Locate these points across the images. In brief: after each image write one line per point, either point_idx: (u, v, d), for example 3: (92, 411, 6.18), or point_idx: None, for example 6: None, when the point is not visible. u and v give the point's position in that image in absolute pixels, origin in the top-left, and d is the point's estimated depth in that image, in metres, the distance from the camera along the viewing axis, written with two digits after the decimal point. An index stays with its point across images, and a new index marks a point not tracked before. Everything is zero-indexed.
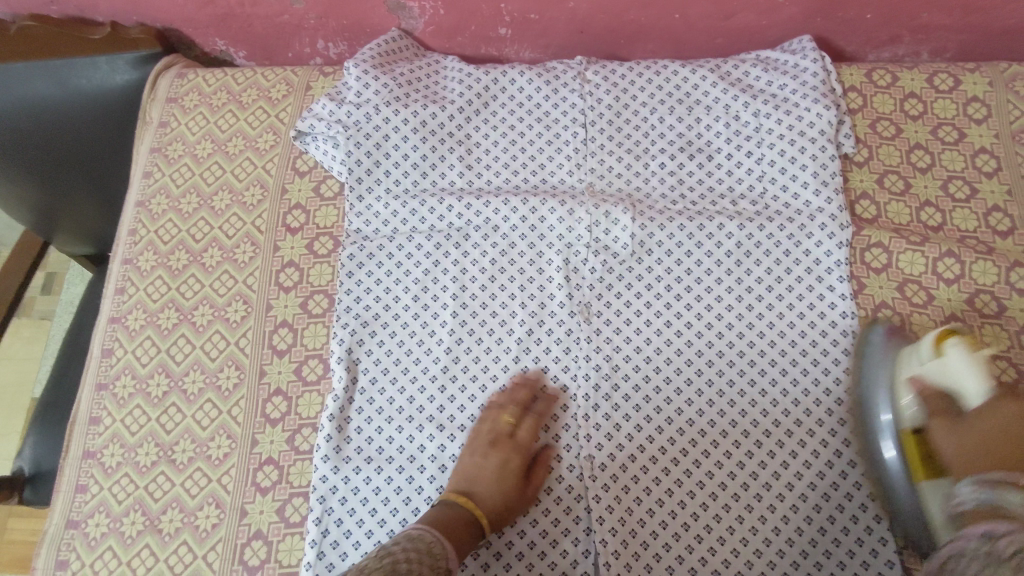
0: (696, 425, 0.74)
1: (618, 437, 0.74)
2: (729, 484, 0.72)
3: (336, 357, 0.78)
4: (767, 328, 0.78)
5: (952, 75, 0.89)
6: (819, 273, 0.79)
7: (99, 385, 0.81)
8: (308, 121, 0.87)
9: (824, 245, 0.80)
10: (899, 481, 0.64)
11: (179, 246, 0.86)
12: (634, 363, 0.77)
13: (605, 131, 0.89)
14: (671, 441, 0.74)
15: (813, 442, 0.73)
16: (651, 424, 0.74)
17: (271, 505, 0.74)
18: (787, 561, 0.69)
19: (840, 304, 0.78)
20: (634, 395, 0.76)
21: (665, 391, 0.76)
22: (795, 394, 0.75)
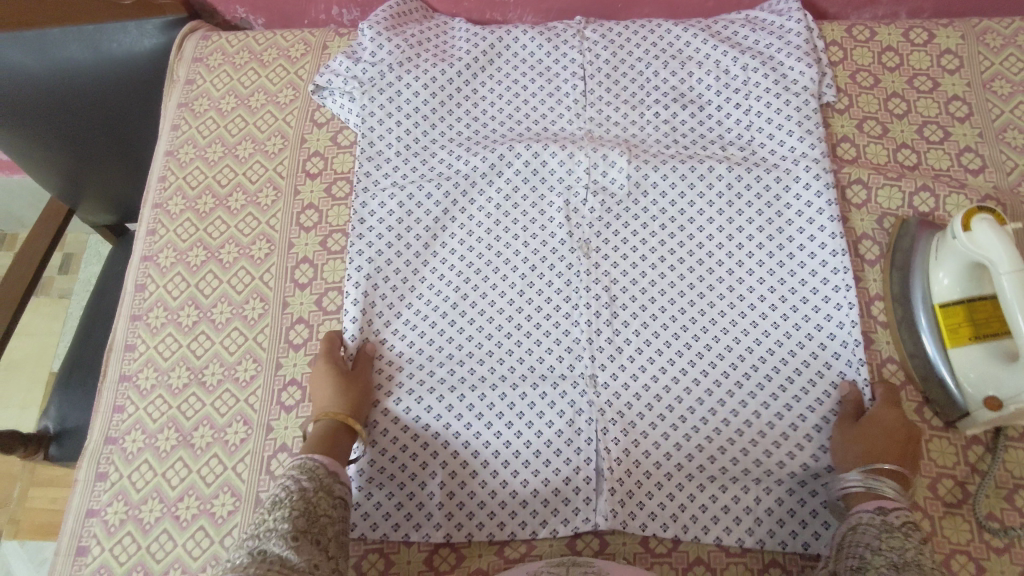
0: (691, 353, 0.80)
1: (618, 363, 0.80)
2: (719, 405, 0.78)
3: (351, 301, 0.84)
4: (754, 263, 0.83)
5: (926, 30, 0.95)
6: (811, 213, 0.84)
7: (133, 316, 0.87)
8: (325, 77, 0.93)
9: (811, 186, 0.85)
10: (935, 352, 0.76)
11: (205, 192, 0.92)
12: (631, 296, 0.83)
13: (603, 86, 0.95)
14: (666, 367, 0.79)
15: (801, 366, 0.79)
16: (648, 351, 0.80)
17: (296, 421, 0.80)
18: (775, 471, 0.75)
19: (830, 241, 0.82)
20: (632, 324, 0.81)
21: (661, 317, 0.82)
22: (785, 324, 0.80)
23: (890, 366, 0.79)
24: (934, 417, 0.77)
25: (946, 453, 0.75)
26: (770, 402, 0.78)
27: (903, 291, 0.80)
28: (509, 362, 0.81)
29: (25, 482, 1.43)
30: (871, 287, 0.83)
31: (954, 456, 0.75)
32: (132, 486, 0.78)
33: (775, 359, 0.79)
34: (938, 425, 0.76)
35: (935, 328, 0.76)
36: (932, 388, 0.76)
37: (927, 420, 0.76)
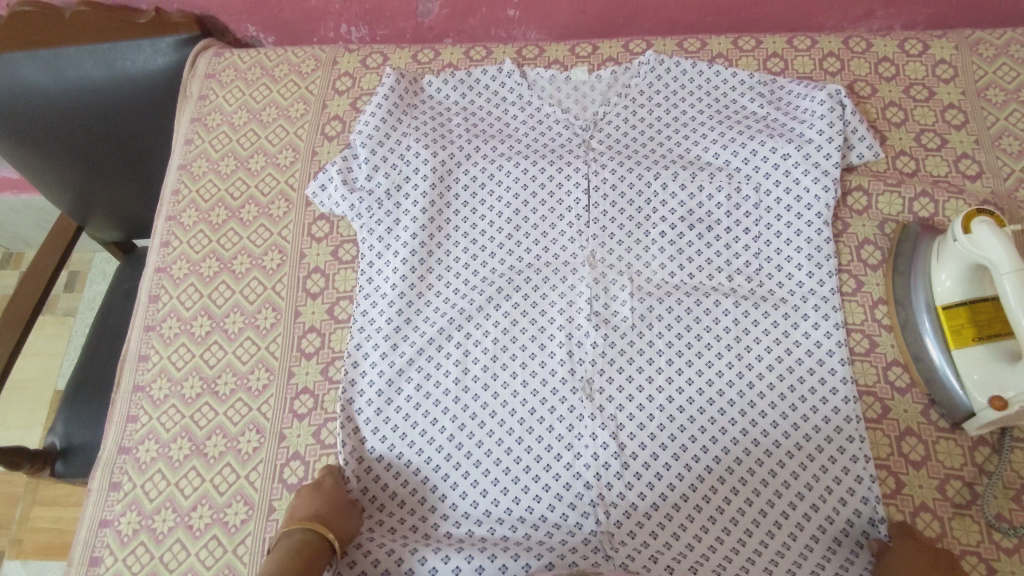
0: (707, 413, 0.78)
1: (631, 425, 0.78)
2: (739, 467, 0.75)
3: (342, 434, 0.79)
4: (764, 317, 0.81)
5: (922, 41, 0.98)
6: (815, 259, 0.82)
7: (147, 327, 0.88)
8: (321, 194, 0.90)
9: (812, 228, 0.83)
10: (940, 358, 0.76)
11: (218, 204, 0.94)
12: (641, 354, 0.81)
13: (616, 161, 0.91)
14: (682, 429, 0.77)
15: (817, 418, 0.76)
16: (661, 412, 0.78)
17: (308, 430, 0.81)
18: (804, 530, 0.72)
19: (825, 281, 0.81)
20: (639, 377, 0.79)
21: (668, 390, 0.79)
22: (799, 372, 0.78)
23: (895, 370, 0.80)
24: (941, 418, 0.77)
25: (954, 454, 0.75)
26: (787, 455, 0.75)
27: (905, 301, 0.81)
28: (517, 428, 0.79)
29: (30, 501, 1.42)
30: (874, 292, 0.84)
31: (961, 457, 0.75)
32: (145, 496, 0.79)
33: (791, 412, 0.77)
34: (945, 427, 0.77)
35: (938, 330, 0.77)
36: (939, 394, 0.77)
37: (934, 423, 0.77)
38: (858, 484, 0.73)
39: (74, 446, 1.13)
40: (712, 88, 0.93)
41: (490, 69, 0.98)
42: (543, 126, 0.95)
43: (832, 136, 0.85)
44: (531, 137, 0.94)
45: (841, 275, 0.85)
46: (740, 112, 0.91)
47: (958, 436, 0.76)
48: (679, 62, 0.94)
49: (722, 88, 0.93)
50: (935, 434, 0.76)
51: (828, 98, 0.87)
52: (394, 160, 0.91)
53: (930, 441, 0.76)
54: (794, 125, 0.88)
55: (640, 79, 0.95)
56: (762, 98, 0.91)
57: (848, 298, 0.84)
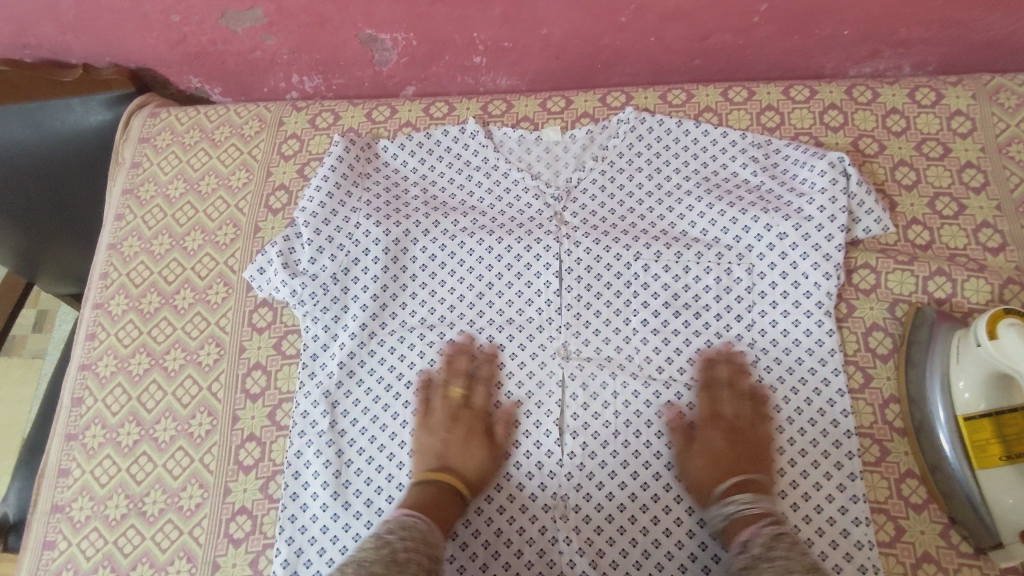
0: (698, 536, 0.69)
1: (613, 552, 0.69)
2: None
3: (281, 559, 0.70)
4: (764, 423, 0.72)
5: (934, 89, 0.87)
6: (815, 354, 0.74)
7: (68, 436, 0.78)
8: (257, 274, 0.80)
9: (813, 318, 0.75)
10: (962, 472, 0.66)
11: (150, 289, 0.85)
12: (623, 468, 0.72)
13: (591, 235, 0.81)
14: (670, 556, 0.68)
15: (822, 543, 0.67)
16: (646, 536, 0.69)
17: (245, 558, 0.71)
18: None
19: (825, 378, 0.73)
20: (623, 494, 0.71)
21: (653, 509, 0.70)
22: (801, 487, 0.69)
23: (909, 481, 0.70)
24: (962, 542, 0.67)
25: None
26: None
27: (919, 400, 0.71)
28: (482, 555, 0.70)
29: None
30: (884, 387, 0.74)
31: None
32: None
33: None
34: (968, 551, 0.67)
35: (959, 443, 0.66)
36: (961, 513, 0.66)
37: (956, 547, 0.67)
38: None
39: None
40: (698, 151, 0.85)
41: (451, 130, 0.88)
42: (510, 195, 0.85)
43: (834, 211, 0.77)
44: (498, 208, 0.84)
45: (846, 366, 0.75)
46: (730, 179, 0.83)
47: (984, 564, 0.66)
48: (663, 119, 0.86)
49: (708, 152, 0.85)
50: (957, 560, 0.66)
51: (829, 168, 0.79)
52: (341, 241, 0.81)
53: (951, 570, 0.66)
54: (791, 199, 0.80)
55: (619, 139, 0.86)
56: (755, 164, 0.83)
57: (854, 395, 0.74)
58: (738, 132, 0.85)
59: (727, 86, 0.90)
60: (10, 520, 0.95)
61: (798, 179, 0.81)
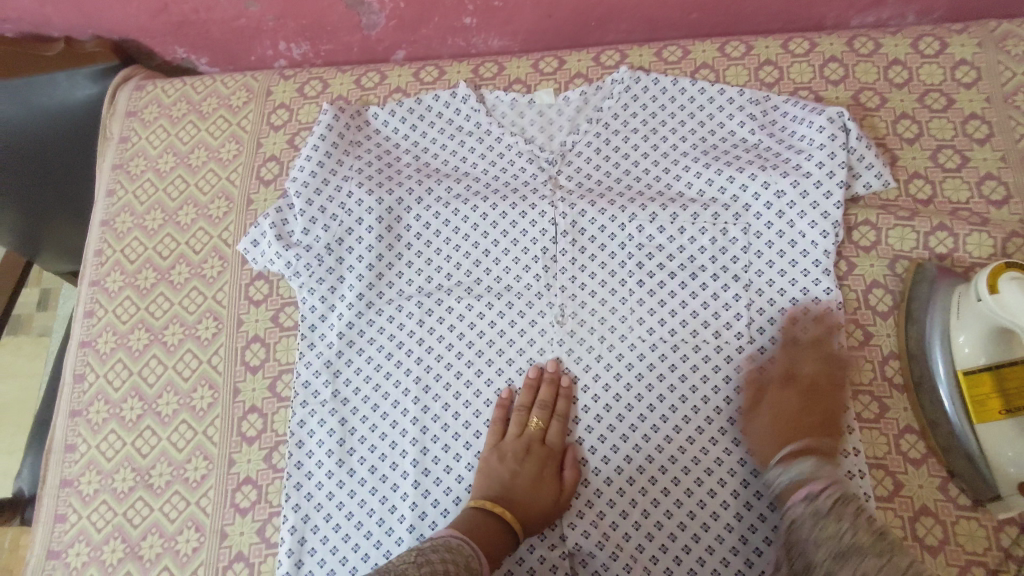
0: (695, 495, 0.69)
1: (612, 513, 0.70)
2: (733, 556, 0.67)
3: (288, 526, 0.71)
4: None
5: (938, 38, 0.84)
6: (813, 312, 0.74)
7: (73, 412, 0.79)
8: (250, 241, 0.80)
9: (809, 277, 0.74)
10: (960, 426, 0.66)
11: (146, 265, 0.84)
12: (614, 432, 0.72)
13: (586, 197, 0.80)
14: (669, 515, 0.69)
15: None
16: (646, 497, 0.70)
17: (252, 526, 0.73)
18: None
19: None
20: (618, 458, 0.71)
21: (651, 470, 0.70)
22: None
23: (907, 437, 0.70)
24: (961, 494, 0.67)
25: (976, 536, 0.66)
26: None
27: (919, 358, 0.70)
28: None
29: (11, 532, 1.30)
30: (884, 344, 0.74)
31: (984, 541, 0.66)
32: None
33: None
34: (965, 504, 0.67)
35: (958, 399, 0.66)
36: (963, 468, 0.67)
37: (953, 499, 0.67)
38: None
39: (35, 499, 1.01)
40: (696, 108, 0.83)
41: (443, 95, 0.86)
42: (504, 159, 0.83)
43: (833, 166, 0.76)
44: (491, 174, 0.83)
45: (846, 325, 0.75)
46: (728, 139, 0.81)
47: (981, 515, 0.67)
48: (658, 77, 0.84)
49: (706, 110, 0.83)
50: (955, 512, 0.67)
51: (828, 124, 0.77)
52: (334, 210, 0.81)
53: (949, 522, 0.67)
54: (790, 156, 0.78)
55: (614, 100, 0.84)
56: (753, 122, 0.81)
57: (854, 353, 0.74)
58: (736, 88, 0.83)
59: (725, 41, 0.87)
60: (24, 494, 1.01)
61: (797, 137, 0.79)
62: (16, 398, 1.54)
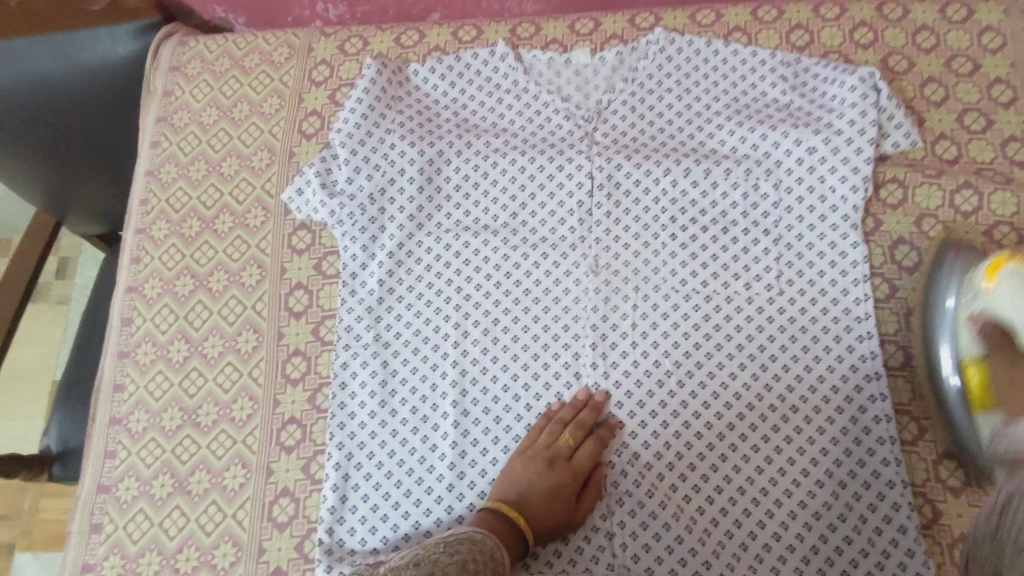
0: (727, 438, 0.72)
1: (647, 454, 0.72)
2: (763, 496, 0.70)
3: (333, 463, 0.74)
4: (798, 332, 0.75)
5: (965, 5, 0.87)
6: (843, 265, 0.76)
7: (121, 353, 0.82)
8: (294, 189, 0.83)
9: (838, 231, 0.77)
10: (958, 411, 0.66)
11: (190, 214, 0.87)
12: (650, 378, 0.74)
13: (622, 153, 0.82)
14: (701, 457, 0.72)
15: (847, 440, 0.70)
16: (679, 439, 0.72)
17: (297, 463, 0.75)
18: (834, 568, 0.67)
19: (854, 288, 0.75)
20: (652, 402, 0.74)
21: (685, 414, 0.73)
22: (826, 390, 0.72)
23: None
24: None
25: None
26: (814, 481, 0.70)
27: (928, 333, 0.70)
28: None
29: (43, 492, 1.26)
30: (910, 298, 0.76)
31: None
32: (129, 538, 0.75)
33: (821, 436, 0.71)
34: None
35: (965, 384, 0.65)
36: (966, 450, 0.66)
37: None
38: (895, 511, 0.68)
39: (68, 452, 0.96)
40: (729, 69, 0.85)
41: (482, 53, 0.88)
42: (541, 117, 0.85)
43: (863, 125, 0.78)
44: (528, 130, 0.85)
45: (873, 278, 0.77)
46: (760, 99, 0.83)
47: None
48: (692, 39, 0.86)
49: (739, 71, 0.85)
50: None
51: (860, 84, 0.79)
52: (376, 162, 0.83)
53: None
54: (822, 115, 0.80)
55: (649, 60, 0.86)
56: (784, 83, 0.83)
57: (880, 305, 0.76)
58: (768, 50, 0.85)
59: (757, 5, 0.89)
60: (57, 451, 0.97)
61: (828, 97, 0.82)
62: (28, 365, 1.45)
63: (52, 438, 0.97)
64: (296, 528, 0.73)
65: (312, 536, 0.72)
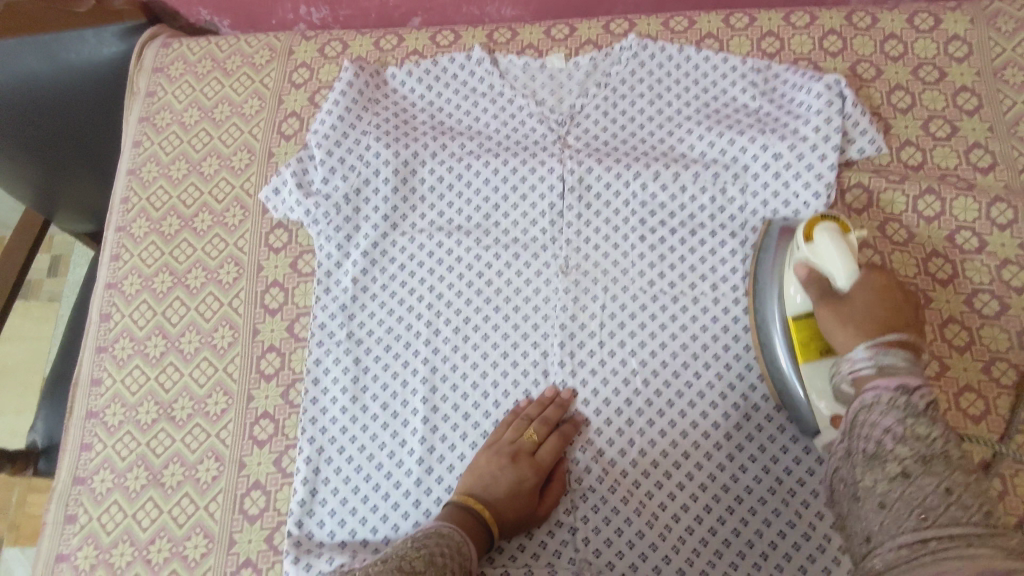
0: (689, 436, 0.73)
1: (611, 452, 0.74)
2: (724, 493, 0.71)
3: (303, 457, 0.75)
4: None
5: (933, 14, 0.88)
6: None
7: (99, 348, 0.84)
8: (271, 187, 0.85)
9: None
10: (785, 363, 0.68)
11: (170, 212, 0.88)
12: (616, 377, 0.76)
13: (593, 156, 0.84)
14: (664, 455, 0.73)
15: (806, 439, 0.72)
16: (643, 437, 0.74)
17: (269, 457, 0.77)
18: (792, 565, 0.68)
19: None
20: (617, 401, 0.75)
21: (649, 412, 0.74)
22: None
23: None
24: None
25: None
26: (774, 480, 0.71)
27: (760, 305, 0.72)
28: None
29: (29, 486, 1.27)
30: None
31: None
32: (102, 529, 0.76)
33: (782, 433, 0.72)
34: None
35: (790, 345, 0.68)
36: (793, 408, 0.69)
37: None
38: None
39: (50, 448, 0.97)
40: (700, 75, 0.87)
41: (458, 57, 0.90)
42: (515, 120, 0.87)
43: (828, 131, 0.80)
44: (502, 133, 0.87)
45: None
46: (729, 105, 0.85)
47: (959, 458, 0.71)
48: (665, 46, 0.88)
49: (710, 77, 0.87)
50: None
51: (825, 91, 0.81)
52: (352, 162, 0.84)
53: None
54: (788, 121, 0.82)
55: (622, 66, 0.88)
56: (754, 90, 0.85)
57: None
58: (738, 57, 0.86)
59: (729, 13, 0.91)
60: (39, 446, 0.98)
61: (795, 103, 0.83)
62: (21, 360, 1.47)
63: (37, 432, 0.98)
64: (266, 521, 0.74)
65: (282, 529, 0.74)
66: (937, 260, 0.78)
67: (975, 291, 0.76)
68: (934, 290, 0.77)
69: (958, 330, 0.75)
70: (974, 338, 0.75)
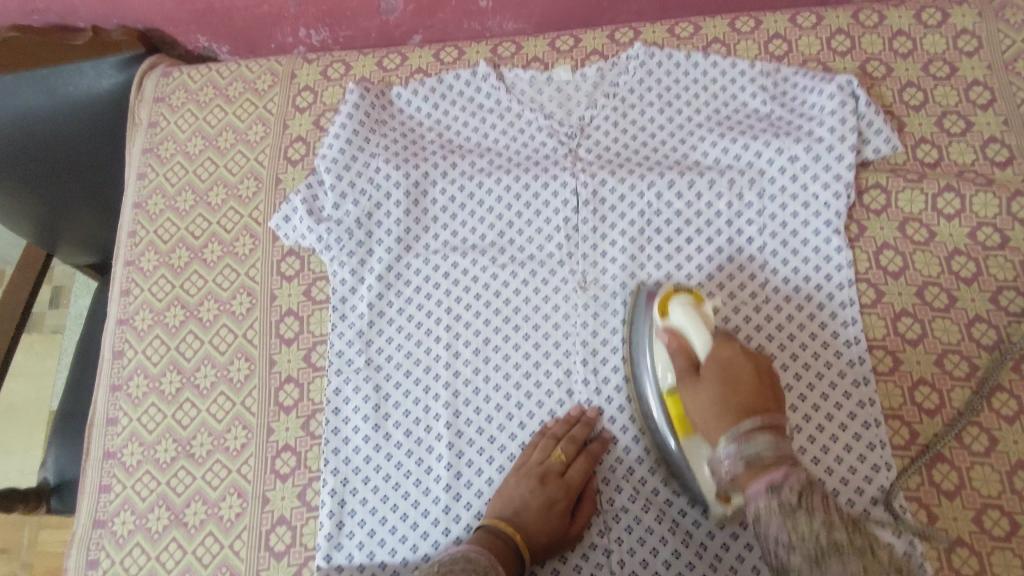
0: None
1: (640, 469, 0.73)
2: None
3: (328, 489, 0.73)
4: (787, 340, 0.75)
5: (940, 10, 0.88)
6: (828, 270, 0.77)
7: (113, 387, 0.82)
8: (282, 214, 0.83)
9: (821, 236, 0.78)
10: (666, 432, 0.67)
11: (179, 244, 0.87)
12: None
13: (605, 168, 0.83)
14: None
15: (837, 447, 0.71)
16: None
17: (292, 491, 0.75)
18: None
19: (839, 293, 0.76)
20: None
21: None
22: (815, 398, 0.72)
23: (921, 388, 0.73)
24: (975, 442, 0.70)
25: (991, 481, 0.69)
26: None
27: (636, 363, 0.71)
28: None
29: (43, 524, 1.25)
30: (896, 303, 0.76)
31: (999, 484, 0.69)
32: (126, 573, 0.74)
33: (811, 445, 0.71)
34: (980, 451, 0.70)
35: (665, 414, 0.67)
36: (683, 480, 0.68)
37: (969, 446, 0.70)
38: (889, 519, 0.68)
39: (64, 487, 0.95)
40: (709, 82, 0.86)
41: (463, 74, 0.89)
42: (524, 135, 0.86)
43: (842, 132, 0.79)
44: (512, 148, 0.86)
45: (859, 284, 0.77)
46: (740, 110, 0.84)
47: (996, 460, 0.69)
48: (672, 52, 0.87)
49: (718, 82, 0.86)
50: (970, 459, 0.70)
51: (837, 92, 0.80)
52: (361, 185, 0.83)
53: (965, 469, 0.69)
54: (801, 124, 0.81)
55: (629, 75, 0.87)
56: (764, 94, 0.84)
57: (867, 311, 0.76)
58: (747, 61, 0.86)
59: (735, 16, 0.90)
60: (52, 485, 0.96)
61: (807, 105, 0.82)
62: (25, 397, 1.44)
63: (50, 473, 0.96)
64: (293, 557, 0.73)
65: (309, 564, 0.72)
66: (960, 258, 0.77)
67: (1000, 288, 0.75)
68: (959, 289, 0.76)
69: (986, 329, 0.74)
70: (1003, 337, 0.73)
